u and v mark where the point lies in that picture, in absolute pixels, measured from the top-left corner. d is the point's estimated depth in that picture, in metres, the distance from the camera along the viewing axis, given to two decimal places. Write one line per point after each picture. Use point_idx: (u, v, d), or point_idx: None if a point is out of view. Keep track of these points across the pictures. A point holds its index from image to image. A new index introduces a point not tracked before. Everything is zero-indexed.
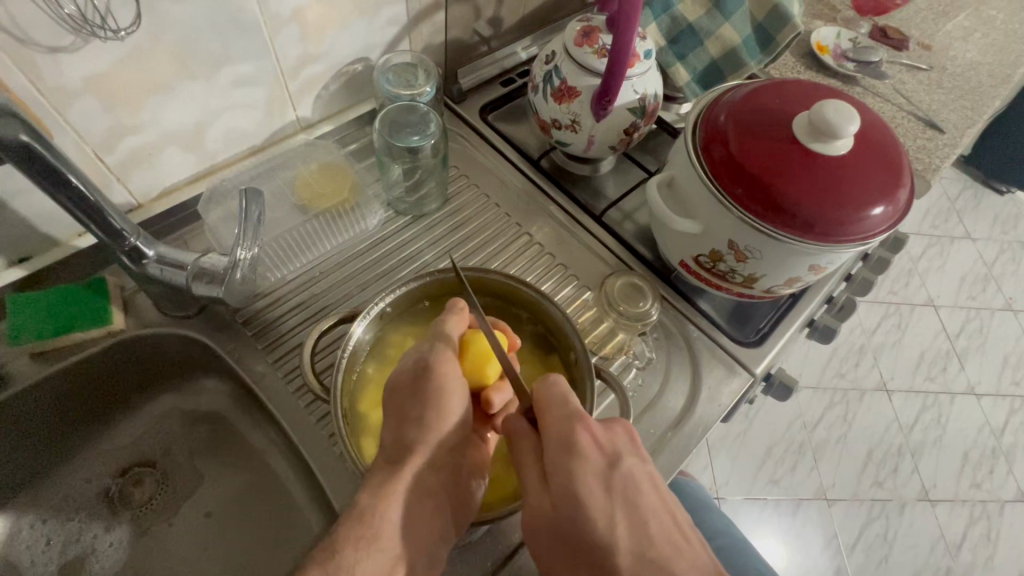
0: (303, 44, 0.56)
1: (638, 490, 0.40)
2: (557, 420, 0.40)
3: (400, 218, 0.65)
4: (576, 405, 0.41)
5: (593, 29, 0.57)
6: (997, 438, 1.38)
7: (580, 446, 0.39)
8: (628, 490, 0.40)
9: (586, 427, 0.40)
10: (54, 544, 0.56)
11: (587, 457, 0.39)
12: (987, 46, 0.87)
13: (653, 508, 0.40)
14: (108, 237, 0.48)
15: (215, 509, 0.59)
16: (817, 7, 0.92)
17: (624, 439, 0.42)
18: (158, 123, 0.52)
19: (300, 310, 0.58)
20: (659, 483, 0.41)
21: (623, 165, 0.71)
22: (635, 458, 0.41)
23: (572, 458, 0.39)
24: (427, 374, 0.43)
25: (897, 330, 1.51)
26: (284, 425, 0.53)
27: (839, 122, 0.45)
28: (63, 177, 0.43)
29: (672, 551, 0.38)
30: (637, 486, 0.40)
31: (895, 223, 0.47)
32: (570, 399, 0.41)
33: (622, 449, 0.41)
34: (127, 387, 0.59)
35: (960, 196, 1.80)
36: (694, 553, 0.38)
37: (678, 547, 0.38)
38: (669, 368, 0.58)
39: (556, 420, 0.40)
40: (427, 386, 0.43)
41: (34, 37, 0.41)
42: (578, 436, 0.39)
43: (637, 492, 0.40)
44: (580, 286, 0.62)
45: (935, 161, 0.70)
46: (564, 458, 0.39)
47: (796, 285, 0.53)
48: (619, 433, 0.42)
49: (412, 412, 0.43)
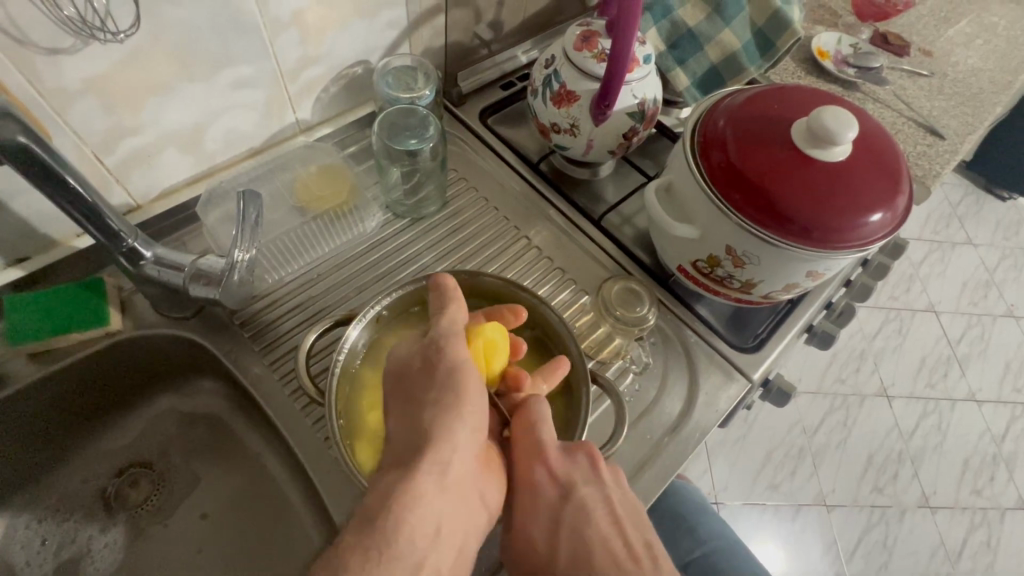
0: (303, 47, 0.57)
1: (586, 517, 0.43)
2: (524, 450, 0.44)
3: (399, 221, 0.65)
4: (542, 437, 0.44)
5: (592, 33, 0.57)
6: (997, 445, 1.38)
7: (535, 479, 0.44)
8: (577, 519, 0.43)
9: (542, 464, 0.43)
10: (49, 544, 0.56)
11: (540, 491, 0.44)
12: (988, 52, 0.87)
13: (602, 535, 0.42)
14: (105, 238, 0.48)
15: (210, 511, 0.59)
16: (818, 12, 0.92)
17: (585, 463, 0.43)
18: (158, 124, 0.52)
19: (297, 311, 0.58)
20: (618, 508, 0.43)
21: (623, 169, 0.71)
22: (592, 487, 0.43)
23: (529, 492, 0.44)
24: (439, 358, 0.43)
25: (898, 336, 1.51)
26: (279, 427, 0.53)
27: (837, 128, 0.45)
28: (61, 178, 0.43)
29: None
30: (587, 515, 0.43)
31: (894, 229, 0.47)
32: (539, 432, 0.44)
33: (578, 479, 0.43)
34: (124, 387, 0.59)
35: (962, 202, 1.80)
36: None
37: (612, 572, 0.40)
38: (667, 373, 0.58)
39: (523, 454, 0.44)
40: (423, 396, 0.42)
41: (34, 38, 0.41)
42: (533, 472, 0.44)
43: (586, 520, 0.43)
44: (578, 290, 0.62)
45: (936, 167, 0.70)
46: (523, 490, 0.45)
47: (794, 291, 0.53)
48: (582, 459, 0.43)
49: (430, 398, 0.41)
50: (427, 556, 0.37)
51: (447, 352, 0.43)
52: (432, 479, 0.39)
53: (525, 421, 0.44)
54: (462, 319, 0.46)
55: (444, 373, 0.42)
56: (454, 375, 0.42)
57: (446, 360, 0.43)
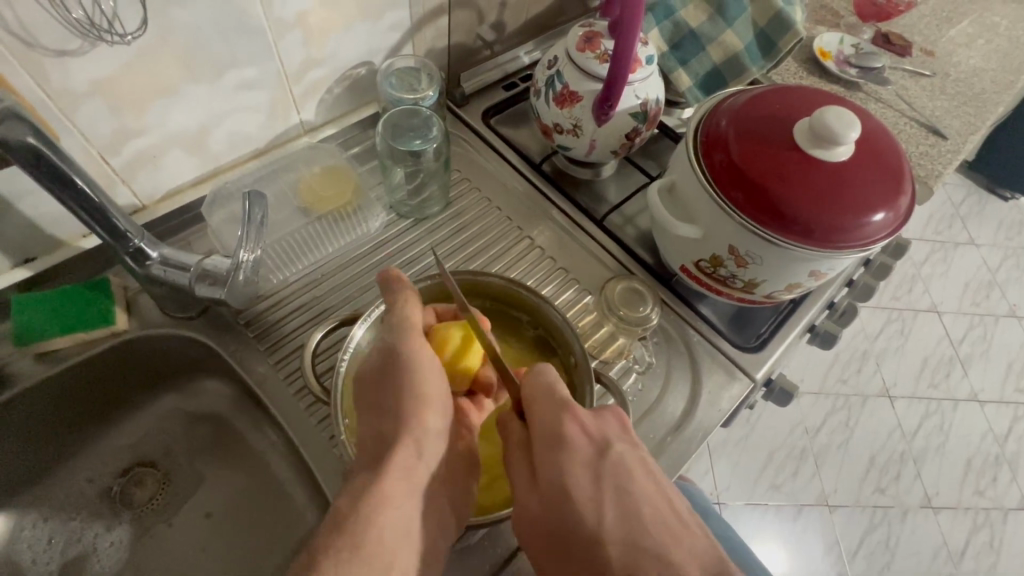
0: (307, 48, 0.57)
1: (627, 476, 0.42)
2: (546, 410, 0.43)
3: (401, 221, 0.65)
4: (564, 395, 0.44)
5: (595, 34, 0.57)
6: (1000, 445, 1.38)
7: (568, 436, 0.42)
8: (618, 479, 0.42)
9: (574, 418, 0.43)
10: (56, 542, 0.56)
11: (575, 447, 0.42)
12: (990, 52, 0.87)
13: (647, 497, 0.42)
14: (112, 238, 0.49)
15: (215, 509, 0.59)
16: (820, 13, 0.92)
17: (615, 424, 0.44)
18: (163, 125, 0.52)
19: (302, 312, 0.58)
20: (653, 469, 0.44)
21: (625, 170, 0.71)
22: (625, 445, 0.43)
23: (561, 450, 0.42)
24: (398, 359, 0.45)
25: (900, 336, 1.51)
26: (284, 427, 0.53)
27: (839, 128, 0.45)
28: (69, 179, 0.43)
29: (662, 542, 0.39)
30: (626, 472, 0.42)
31: (896, 229, 0.47)
32: (558, 389, 0.44)
33: (611, 435, 0.43)
34: (128, 387, 0.59)
35: (964, 202, 1.80)
36: (689, 543, 0.39)
37: (674, 541, 0.39)
38: (670, 372, 0.58)
39: (546, 409, 0.43)
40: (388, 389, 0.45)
41: (42, 41, 0.41)
42: (564, 427, 0.43)
43: (626, 481, 0.42)
44: (581, 290, 0.62)
45: (938, 167, 0.70)
46: (554, 448, 0.42)
47: (796, 291, 0.53)
48: (611, 419, 0.45)
49: (396, 398, 0.44)
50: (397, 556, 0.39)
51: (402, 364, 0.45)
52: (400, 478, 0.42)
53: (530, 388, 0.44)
54: (415, 317, 0.47)
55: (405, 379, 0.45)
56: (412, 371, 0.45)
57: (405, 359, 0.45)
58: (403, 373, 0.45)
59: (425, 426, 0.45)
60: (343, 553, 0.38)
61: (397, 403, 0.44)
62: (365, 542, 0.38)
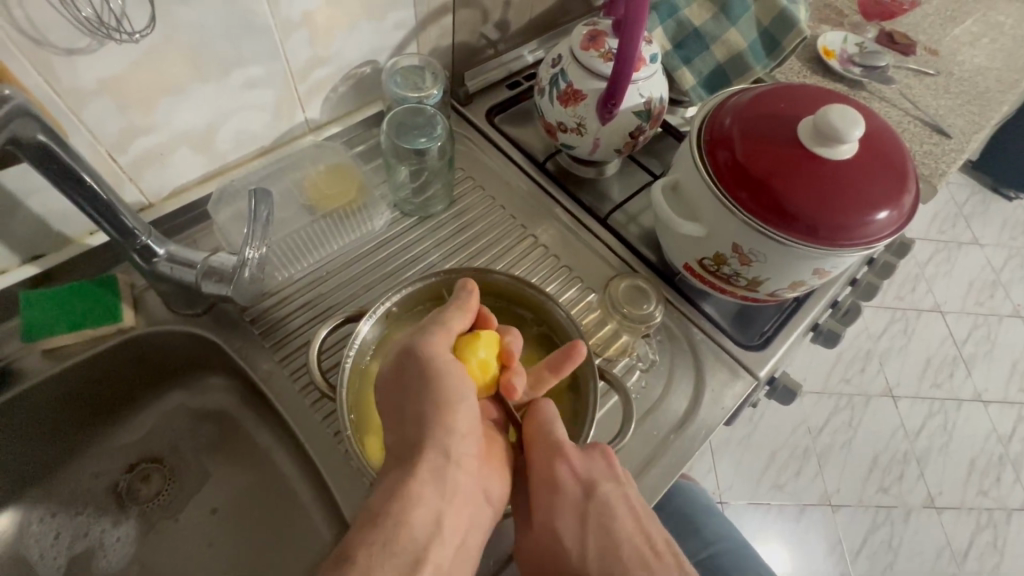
0: (312, 47, 0.57)
1: (609, 516, 0.45)
2: (541, 451, 0.45)
3: (406, 219, 0.66)
4: (556, 437, 0.45)
5: (599, 33, 0.57)
6: (1004, 446, 1.37)
7: (558, 479, 0.45)
8: (603, 516, 0.45)
9: (565, 463, 0.44)
10: (63, 537, 0.57)
11: (563, 490, 0.45)
12: (994, 51, 0.87)
13: (626, 532, 0.44)
14: (120, 235, 0.49)
15: (221, 505, 0.59)
16: (824, 12, 0.92)
17: (602, 463, 0.45)
18: (171, 123, 0.53)
19: (306, 310, 0.59)
20: (637, 504, 0.45)
21: (627, 169, 0.71)
22: (611, 484, 0.45)
23: (550, 491, 0.46)
24: (424, 363, 0.43)
25: (904, 336, 1.50)
26: (290, 424, 0.53)
27: (843, 127, 0.45)
28: (78, 175, 0.44)
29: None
30: (609, 510, 0.45)
31: (900, 227, 0.47)
32: (555, 431, 0.45)
33: (599, 476, 0.45)
34: (135, 383, 0.60)
35: (968, 202, 1.79)
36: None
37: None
38: (673, 371, 0.58)
39: (540, 452, 0.45)
40: (416, 389, 0.43)
41: (51, 39, 0.42)
42: (557, 470, 0.44)
43: (609, 517, 0.45)
44: (584, 288, 0.62)
45: (941, 166, 0.70)
46: (547, 489, 0.46)
47: (800, 289, 0.53)
48: (598, 458, 0.45)
49: (419, 397, 0.43)
50: (428, 553, 0.40)
51: (419, 355, 0.44)
52: (427, 481, 0.42)
53: (533, 422, 0.46)
54: (460, 326, 0.46)
55: (428, 369, 0.43)
56: (438, 382, 0.43)
57: (432, 364, 0.43)
58: (430, 382, 0.43)
59: (454, 415, 0.43)
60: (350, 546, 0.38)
61: (422, 413, 0.43)
62: (393, 538, 0.39)
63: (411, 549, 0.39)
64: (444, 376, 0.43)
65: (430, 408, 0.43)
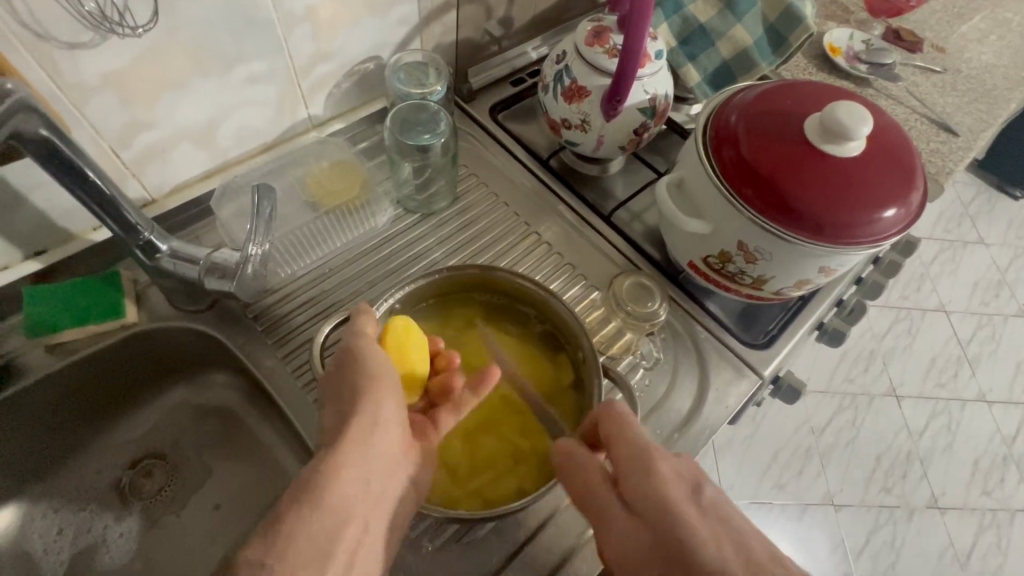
0: (315, 42, 0.57)
1: (731, 511, 0.36)
2: (629, 448, 0.40)
3: (409, 216, 0.66)
4: (643, 432, 0.41)
5: (604, 29, 0.57)
6: (1008, 446, 1.37)
7: (657, 467, 0.38)
8: (721, 511, 0.36)
9: (662, 455, 0.39)
10: (66, 533, 0.57)
11: (666, 479, 0.37)
12: (1002, 48, 0.86)
13: (754, 531, 0.35)
14: (122, 230, 0.49)
15: (223, 502, 0.59)
16: (830, 9, 0.91)
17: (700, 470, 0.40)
18: (173, 119, 0.53)
19: (309, 306, 0.59)
20: None
21: (632, 166, 0.71)
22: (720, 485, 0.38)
23: (649, 480, 0.38)
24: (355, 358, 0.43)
25: (908, 335, 1.50)
26: (293, 420, 0.53)
27: (851, 123, 0.45)
28: (81, 171, 0.44)
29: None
30: (728, 507, 0.36)
31: (907, 225, 0.47)
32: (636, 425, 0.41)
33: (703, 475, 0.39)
34: (138, 379, 0.60)
35: (974, 201, 1.78)
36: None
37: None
38: (676, 369, 0.58)
39: (630, 445, 0.40)
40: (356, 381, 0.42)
41: (53, 34, 0.42)
42: (653, 458, 0.39)
43: (732, 515, 0.36)
44: (588, 286, 0.62)
45: (948, 164, 0.70)
46: (643, 477, 0.38)
47: (806, 287, 0.53)
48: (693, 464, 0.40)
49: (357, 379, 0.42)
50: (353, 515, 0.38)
51: (355, 348, 0.44)
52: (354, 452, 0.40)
53: (606, 419, 0.42)
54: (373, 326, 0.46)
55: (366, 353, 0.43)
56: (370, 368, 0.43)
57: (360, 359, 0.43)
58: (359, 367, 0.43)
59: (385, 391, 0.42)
60: (313, 524, 0.35)
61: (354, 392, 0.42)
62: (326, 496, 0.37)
63: (340, 512, 0.37)
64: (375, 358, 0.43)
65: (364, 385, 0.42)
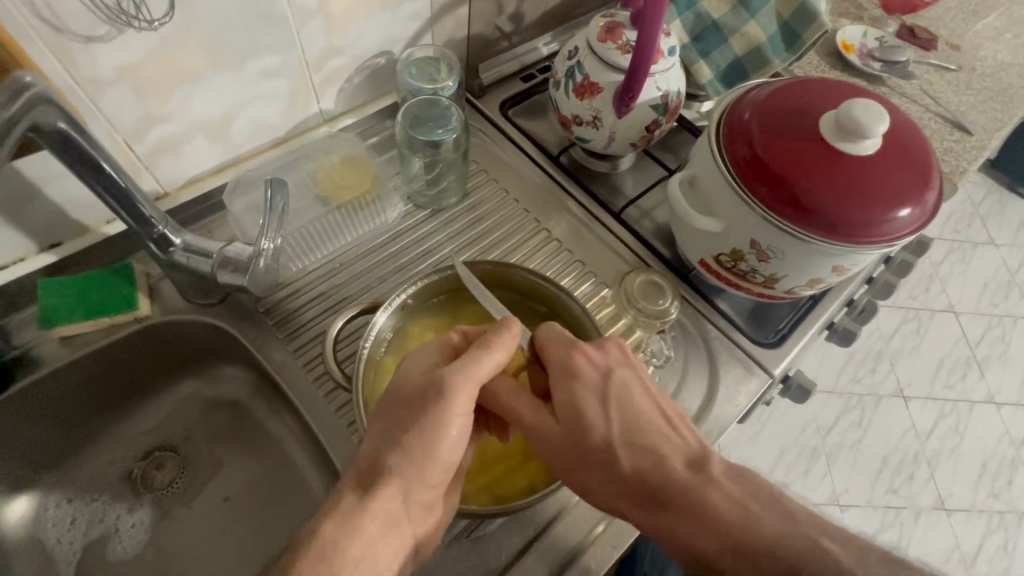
0: (328, 36, 0.57)
1: (629, 399, 0.45)
2: (555, 358, 0.46)
3: (420, 211, 0.66)
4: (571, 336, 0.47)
5: (617, 25, 0.57)
6: (1017, 448, 1.36)
7: (577, 367, 0.45)
8: (622, 397, 0.45)
9: (582, 352, 0.46)
10: (79, 523, 0.57)
11: (583, 375, 0.45)
12: (1017, 46, 0.85)
13: (642, 410, 0.45)
14: (138, 224, 0.49)
15: (233, 494, 0.60)
16: (844, 5, 0.90)
17: (617, 351, 0.47)
18: (187, 113, 0.53)
19: (319, 301, 0.59)
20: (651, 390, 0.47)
21: (643, 163, 0.70)
22: (627, 369, 0.47)
23: (566, 379, 0.45)
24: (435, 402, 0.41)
25: (916, 336, 1.49)
26: (304, 415, 0.54)
27: (867, 121, 0.44)
28: (96, 162, 0.44)
29: (683, 492, 0.41)
30: (628, 391, 0.46)
31: (922, 225, 0.46)
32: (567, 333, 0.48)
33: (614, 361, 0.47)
34: (150, 371, 0.60)
35: (984, 201, 1.77)
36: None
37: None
38: (686, 367, 0.58)
39: (558, 347, 0.47)
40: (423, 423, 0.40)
41: (71, 27, 0.42)
42: (574, 358, 0.45)
43: (630, 400, 0.45)
44: (598, 283, 0.62)
45: (962, 163, 0.69)
46: (565, 380, 0.45)
47: (819, 286, 0.53)
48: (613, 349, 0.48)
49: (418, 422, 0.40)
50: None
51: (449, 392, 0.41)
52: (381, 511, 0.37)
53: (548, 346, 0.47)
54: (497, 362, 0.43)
55: (436, 408, 0.41)
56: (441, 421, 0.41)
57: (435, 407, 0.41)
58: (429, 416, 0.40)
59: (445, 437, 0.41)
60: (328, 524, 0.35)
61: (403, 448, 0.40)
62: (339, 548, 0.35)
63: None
64: (449, 412, 0.41)
65: (413, 439, 0.40)
